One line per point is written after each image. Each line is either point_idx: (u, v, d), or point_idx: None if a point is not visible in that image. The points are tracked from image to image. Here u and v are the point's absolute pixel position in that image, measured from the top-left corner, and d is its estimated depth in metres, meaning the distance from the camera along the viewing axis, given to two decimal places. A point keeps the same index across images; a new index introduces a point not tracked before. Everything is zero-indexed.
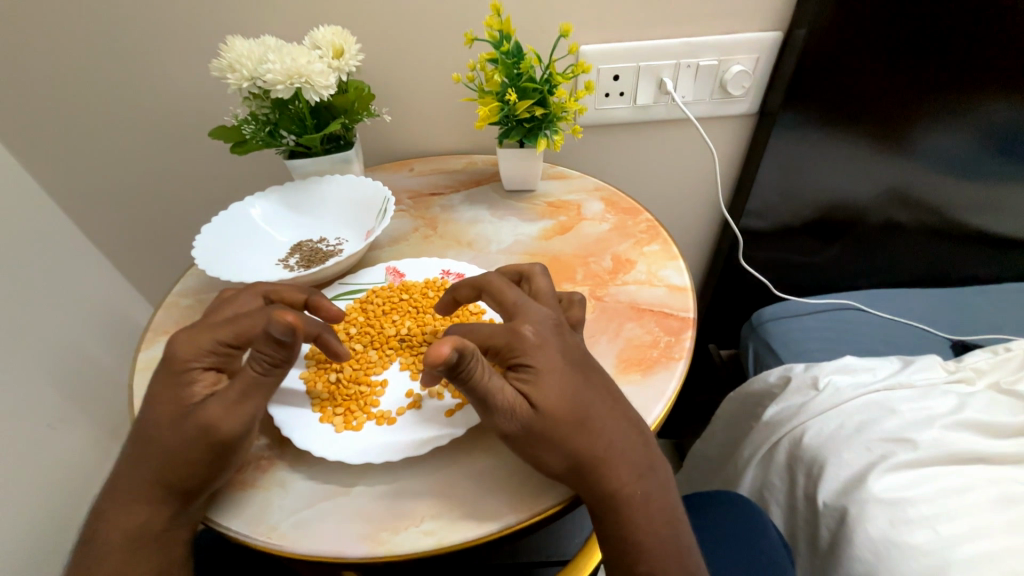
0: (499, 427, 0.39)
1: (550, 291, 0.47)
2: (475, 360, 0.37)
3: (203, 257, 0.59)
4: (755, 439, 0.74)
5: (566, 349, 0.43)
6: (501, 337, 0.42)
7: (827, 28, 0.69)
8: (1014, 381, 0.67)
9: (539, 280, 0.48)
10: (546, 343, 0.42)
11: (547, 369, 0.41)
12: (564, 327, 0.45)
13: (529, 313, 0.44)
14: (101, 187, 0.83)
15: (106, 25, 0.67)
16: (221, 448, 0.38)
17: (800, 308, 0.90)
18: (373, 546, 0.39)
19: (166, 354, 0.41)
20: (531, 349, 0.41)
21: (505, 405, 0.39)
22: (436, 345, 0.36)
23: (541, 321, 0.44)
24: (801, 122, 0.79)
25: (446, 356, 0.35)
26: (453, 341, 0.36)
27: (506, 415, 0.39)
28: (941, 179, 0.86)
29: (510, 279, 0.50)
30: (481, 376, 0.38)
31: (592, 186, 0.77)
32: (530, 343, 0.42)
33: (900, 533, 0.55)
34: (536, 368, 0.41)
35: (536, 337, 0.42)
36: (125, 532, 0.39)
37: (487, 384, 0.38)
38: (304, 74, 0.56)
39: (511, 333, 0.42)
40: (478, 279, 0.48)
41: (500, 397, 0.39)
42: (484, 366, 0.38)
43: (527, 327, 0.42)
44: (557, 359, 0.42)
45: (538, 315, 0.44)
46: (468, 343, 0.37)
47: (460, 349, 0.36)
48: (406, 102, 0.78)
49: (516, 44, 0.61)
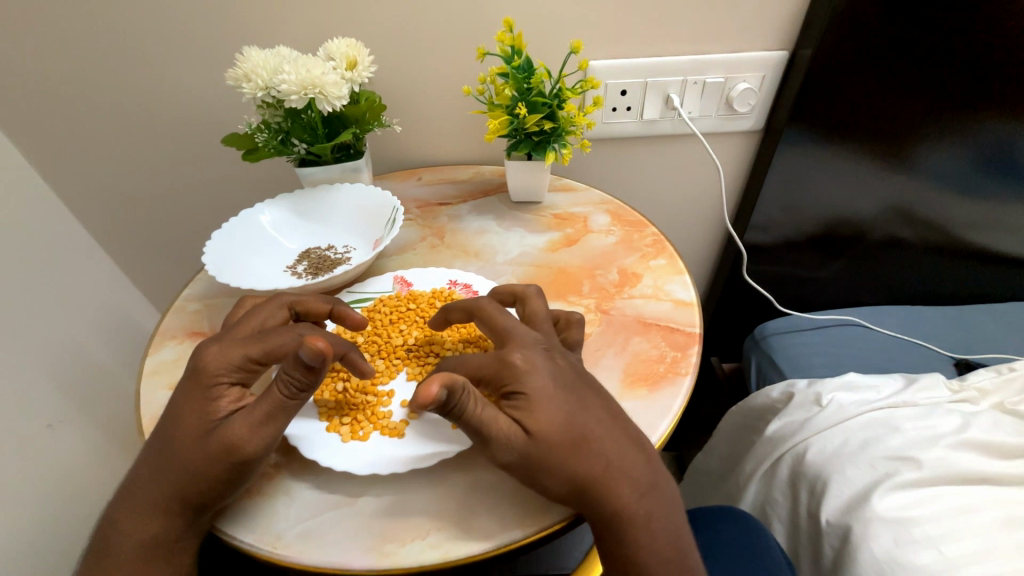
0: (498, 458, 0.39)
1: (543, 313, 0.48)
2: (465, 393, 0.38)
3: (213, 261, 0.59)
4: (757, 454, 0.74)
5: (560, 372, 0.43)
6: (490, 367, 0.43)
7: (832, 49, 0.70)
8: (1018, 402, 0.67)
9: (533, 302, 0.49)
10: (537, 367, 0.42)
11: (540, 394, 0.41)
12: (554, 350, 0.45)
13: (519, 339, 0.44)
14: (112, 190, 0.84)
15: (123, 33, 0.69)
16: (242, 467, 0.39)
17: (803, 324, 0.90)
18: (379, 558, 0.39)
19: (194, 366, 0.42)
20: (520, 375, 0.41)
21: (498, 435, 0.39)
22: (425, 384, 0.37)
23: (530, 346, 0.44)
24: (806, 139, 0.80)
25: (435, 395, 0.37)
26: (440, 379, 0.37)
27: (503, 445, 0.39)
28: (945, 198, 0.87)
29: (504, 301, 0.50)
30: (472, 409, 0.39)
31: (598, 199, 0.77)
32: (520, 368, 0.42)
33: (904, 552, 0.55)
34: (528, 394, 0.41)
35: (525, 363, 0.42)
36: (140, 542, 0.39)
37: (480, 417, 0.39)
38: (318, 85, 0.57)
39: (499, 360, 0.42)
40: (470, 303, 0.49)
41: (493, 428, 0.39)
42: (475, 399, 0.39)
43: (517, 354, 0.43)
44: (549, 383, 0.42)
45: (526, 341, 0.44)
46: (456, 378, 0.38)
47: (448, 386, 0.37)
48: (415, 112, 0.79)
49: (527, 59, 0.62)
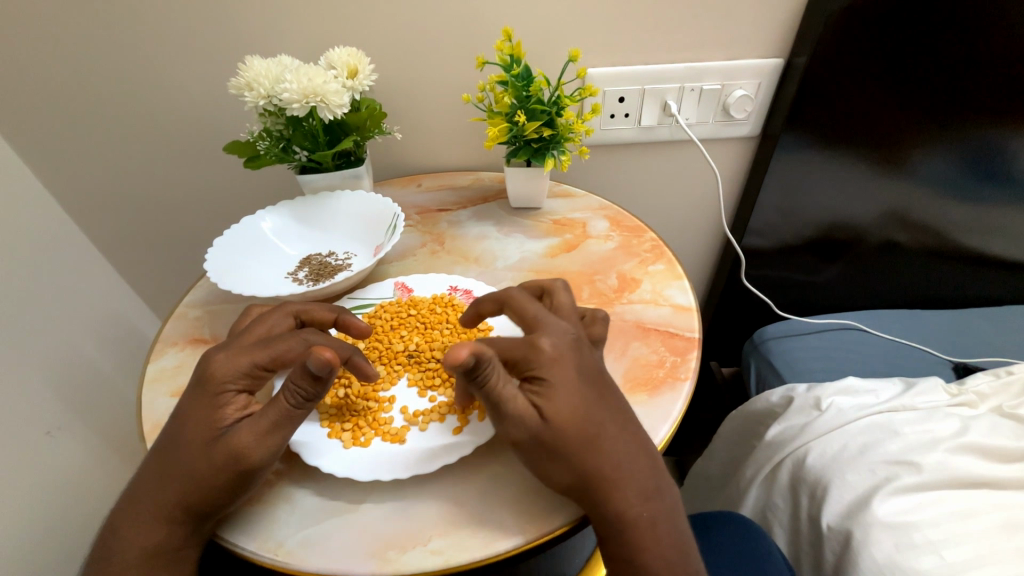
0: (510, 433, 0.40)
1: (571, 307, 0.48)
2: (492, 366, 0.38)
3: (213, 268, 0.60)
4: (757, 459, 0.74)
5: (584, 365, 0.43)
6: (519, 348, 0.42)
7: (827, 57, 0.71)
8: (1016, 405, 0.68)
9: (560, 295, 0.49)
10: (564, 356, 0.42)
11: (562, 383, 0.41)
12: (582, 342, 0.45)
13: (551, 326, 0.44)
14: (112, 197, 0.85)
15: (128, 44, 0.70)
16: (246, 475, 0.39)
17: (803, 328, 0.90)
18: (380, 564, 0.39)
19: (202, 374, 0.43)
20: (545, 363, 0.42)
21: (516, 413, 0.39)
22: (456, 348, 0.37)
23: (561, 334, 0.44)
24: (803, 144, 0.80)
25: (463, 359, 0.37)
26: (471, 346, 0.37)
27: (516, 424, 0.39)
28: (941, 203, 0.88)
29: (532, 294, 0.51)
30: (496, 383, 0.39)
31: (596, 205, 0.78)
32: (547, 355, 0.42)
33: (905, 557, 0.55)
34: (549, 382, 0.41)
35: (552, 350, 0.42)
36: (141, 550, 0.39)
37: (500, 391, 0.39)
38: (319, 94, 0.57)
39: (530, 344, 0.42)
40: (502, 293, 0.48)
41: (512, 405, 0.39)
42: (500, 374, 0.39)
43: (546, 340, 0.43)
44: (572, 373, 0.42)
45: (557, 328, 0.44)
46: (486, 348, 0.38)
47: (477, 354, 0.37)
48: (415, 120, 0.79)
49: (526, 68, 0.63)
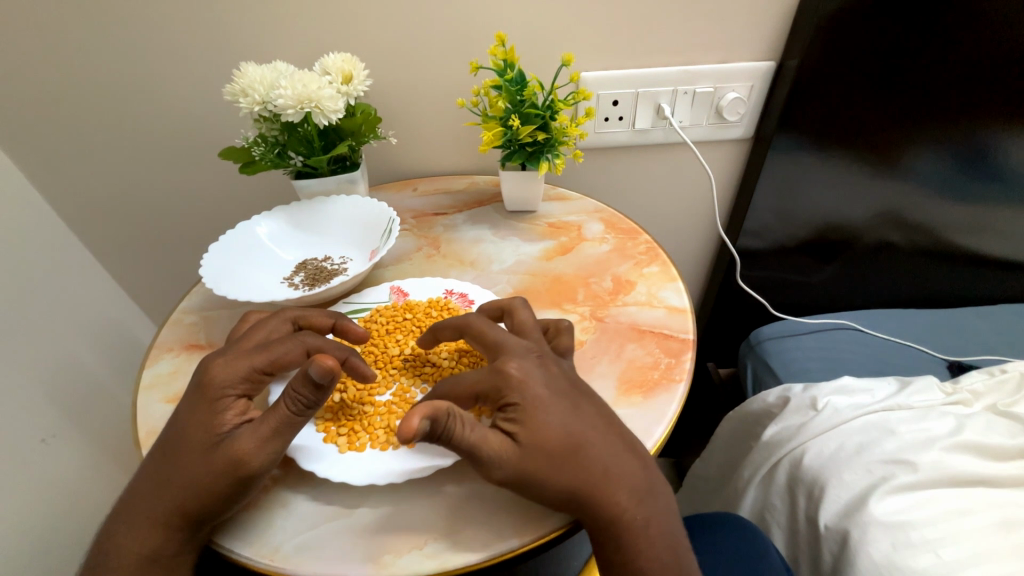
0: (492, 476, 0.39)
1: (531, 322, 0.49)
2: (450, 419, 0.39)
3: (209, 274, 0.60)
4: (755, 459, 0.74)
5: (554, 380, 0.44)
6: (486, 381, 0.43)
7: (815, 60, 0.72)
8: (1010, 404, 0.68)
9: (520, 313, 0.50)
10: (530, 376, 0.43)
11: (534, 403, 0.42)
12: (546, 357, 0.46)
13: (512, 350, 0.45)
14: (104, 200, 0.84)
15: (122, 50, 0.70)
16: (245, 481, 0.39)
17: (799, 328, 0.90)
18: (375, 568, 0.39)
19: (201, 379, 0.43)
20: (516, 387, 0.42)
21: (493, 452, 0.39)
22: (407, 419, 0.37)
23: (523, 355, 0.45)
24: (795, 145, 0.81)
25: (417, 427, 0.37)
26: (420, 412, 0.38)
27: (497, 462, 0.39)
28: (934, 202, 0.88)
29: (492, 317, 0.52)
30: (461, 433, 0.39)
31: (592, 208, 0.78)
32: (516, 380, 0.42)
33: (903, 556, 0.55)
34: (522, 407, 0.41)
35: (519, 373, 0.43)
36: (139, 555, 0.39)
37: (469, 439, 0.39)
38: (315, 100, 0.57)
39: (494, 374, 0.43)
40: (459, 321, 0.49)
41: (484, 447, 0.39)
42: (461, 422, 0.39)
43: (512, 364, 0.43)
44: (544, 392, 0.42)
45: (519, 350, 0.45)
46: (438, 407, 0.39)
47: (430, 416, 0.38)
48: (409, 125, 0.80)
49: (519, 72, 0.63)
